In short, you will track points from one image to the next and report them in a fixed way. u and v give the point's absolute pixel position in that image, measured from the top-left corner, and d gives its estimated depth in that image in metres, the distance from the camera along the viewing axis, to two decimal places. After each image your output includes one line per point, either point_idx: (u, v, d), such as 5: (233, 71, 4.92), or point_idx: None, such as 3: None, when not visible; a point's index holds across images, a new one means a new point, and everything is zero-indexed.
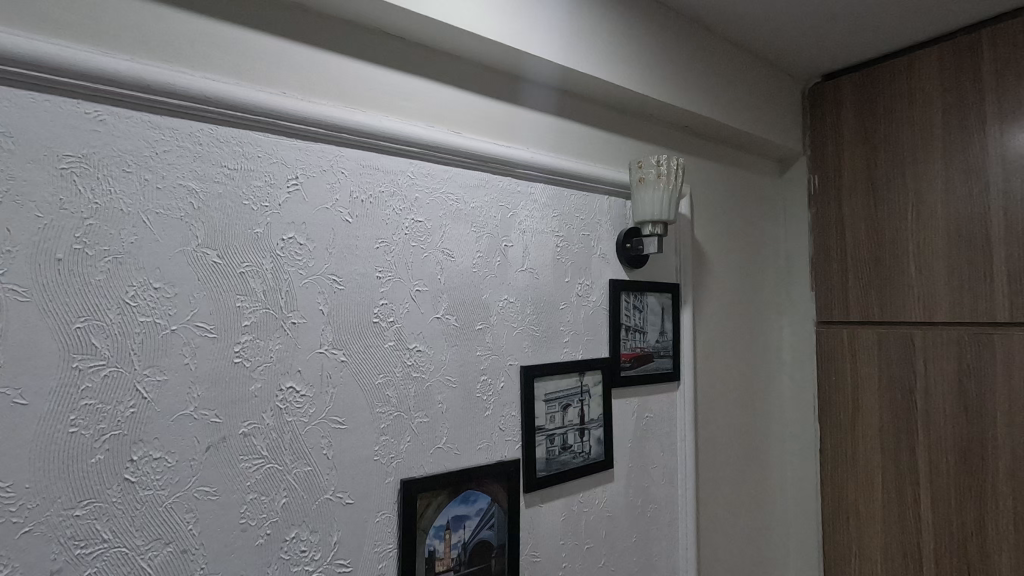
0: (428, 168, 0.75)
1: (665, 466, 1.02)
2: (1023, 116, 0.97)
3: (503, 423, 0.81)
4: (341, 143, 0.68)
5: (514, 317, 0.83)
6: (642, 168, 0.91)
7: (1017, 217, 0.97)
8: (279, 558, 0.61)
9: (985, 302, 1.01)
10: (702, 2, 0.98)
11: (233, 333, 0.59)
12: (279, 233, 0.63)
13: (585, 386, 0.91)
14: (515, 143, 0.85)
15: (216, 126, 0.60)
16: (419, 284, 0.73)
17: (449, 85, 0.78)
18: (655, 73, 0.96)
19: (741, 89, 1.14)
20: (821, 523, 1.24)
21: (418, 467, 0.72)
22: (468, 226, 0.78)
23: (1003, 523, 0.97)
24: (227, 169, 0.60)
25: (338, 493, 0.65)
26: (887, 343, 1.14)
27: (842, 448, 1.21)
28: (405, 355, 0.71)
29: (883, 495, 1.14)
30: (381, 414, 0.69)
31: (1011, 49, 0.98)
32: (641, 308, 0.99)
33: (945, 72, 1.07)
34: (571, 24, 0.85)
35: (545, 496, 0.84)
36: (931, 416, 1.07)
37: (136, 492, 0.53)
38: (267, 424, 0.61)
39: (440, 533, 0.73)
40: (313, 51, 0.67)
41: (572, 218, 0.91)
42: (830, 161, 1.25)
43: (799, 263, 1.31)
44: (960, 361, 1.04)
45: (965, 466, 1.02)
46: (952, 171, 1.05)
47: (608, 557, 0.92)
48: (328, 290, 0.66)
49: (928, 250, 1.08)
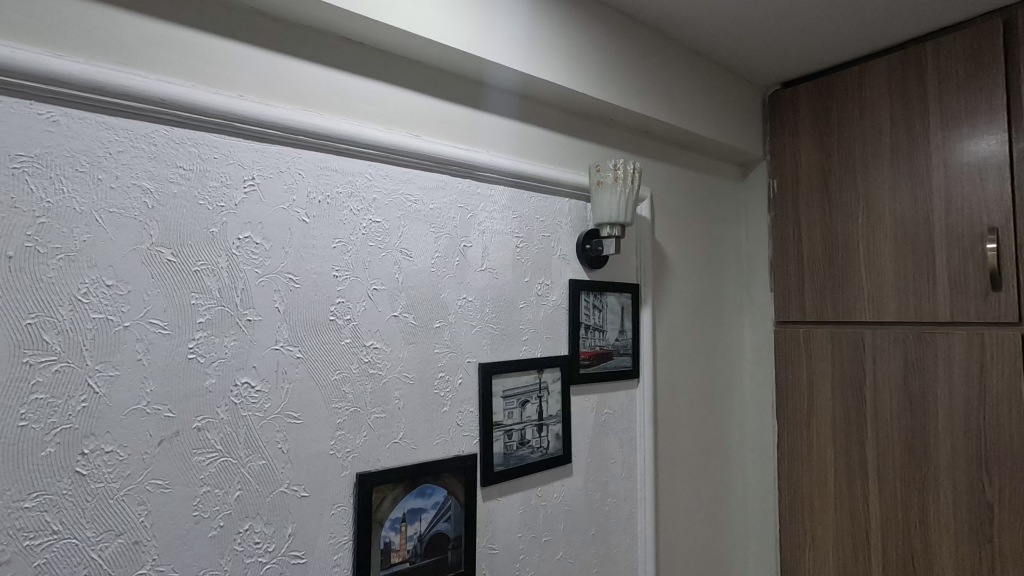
0: (386, 169, 0.77)
1: (623, 461, 1.05)
2: (962, 125, 1.02)
3: (461, 419, 0.83)
4: (299, 145, 0.69)
5: (472, 315, 0.85)
6: (601, 171, 0.93)
7: (958, 221, 1.02)
8: (233, 550, 0.62)
9: (928, 301, 1.05)
10: (660, 11, 1.01)
11: (187, 330, 0.61)
12: (235, 232, 0.64)
13: (544, 383, 0.93)
14: (477, 146, 0.88)
15: (171, 127, 0.61)
16: (377, 283, 0.75)
17: (408, 89, 0.80)
18: (615, 79, 0.99)
19: (701, 96, 1.18)
20: (779, 516, 1.29)
21: (375, 461, 0.74)
22: (426, 227, 0.80)
23: (943, 514, 1.02)
24: (182, 170, 0.61)
25: (294, 486, 0.67)
26: (839, 342, 1.19)
27: (798, 444, 1.25)
28: (362, 352, 0.73)
29: (835, 489, 1.18)
30: (338, 410, 0.71)
31: (952, 61, 1.03)
32: (601, 307, 1.02)
33: (893, 81, 1.11)
34: (531, 31, 0.87)
35: (503, 490, 0.87)
36: (878, 412, 1.12)
37: (87, 485, 0.55)
38: (221, 418, 0.62)
39: (396, 525, 0.75)
40: (272, 56, 0.68)
41: (532, 219, 0.93)
42: (788, 167, 1.29)
43: (759, 264, 1.36)
44: (905, 359, 1.08)
45: (908, 459, 1.07)
46: (899, 176, 1.10)
47: (566, 549, 0.94)
48: (284, 288, 0.67)
49: (878, 252, 1.13)
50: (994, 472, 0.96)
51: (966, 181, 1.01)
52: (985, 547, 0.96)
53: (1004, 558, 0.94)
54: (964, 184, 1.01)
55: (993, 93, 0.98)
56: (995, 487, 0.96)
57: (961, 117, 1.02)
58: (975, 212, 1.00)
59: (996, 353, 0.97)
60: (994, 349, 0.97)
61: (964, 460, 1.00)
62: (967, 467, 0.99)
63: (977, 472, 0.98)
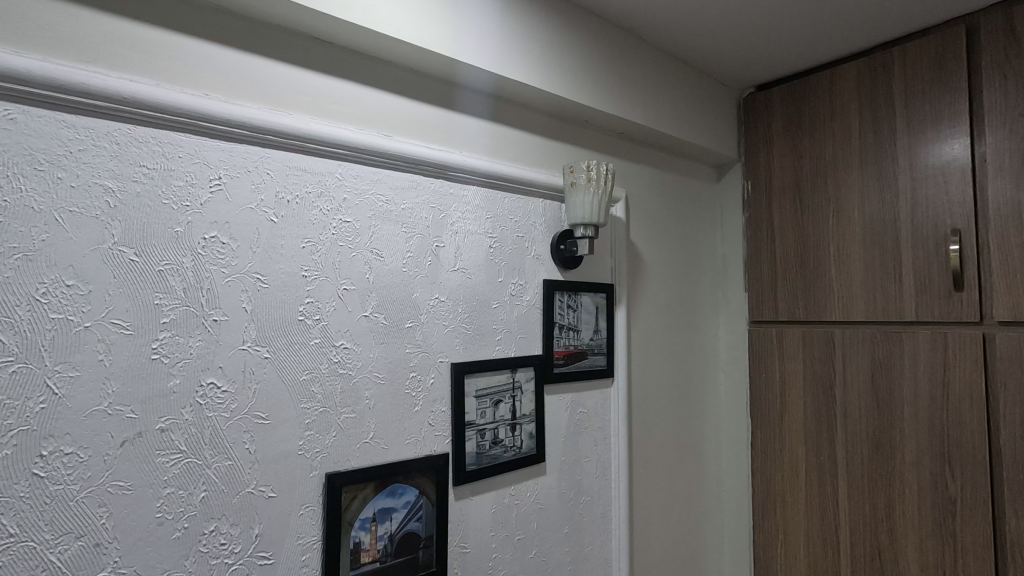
0: (357, 169, 0.76)
1: (598, 460, 1.06)
2: (927, 129, 1.04)
3: (433, 418, 0.83)
4: (268, 144, 0.69)
5: (445, 315, 0.85)
6: (574, 171, 0.94)
7: (923, 222, 1.04)
8: (198, 551, 0.62)
9: (895, 301, 1.07)
10: (633, 14, 1.02)
11: (151, 330, 0.60)
12: (201, 232, 0.64)
13: (517, 382, 0.93)
14: (450, 146, 0.88)
15: (135, 126, 0.60)
16: (347, 282, 0.75)
17: (379, 89, 0.80)
18: (589, 81, 1.00)
19: (675, 98, 1.19)
20: (752, 513, 1.31)
21: (344, 461, 0.74)
22: (398, 226, 0.80)
23: (909, 509, 1.04)
24: (145, 169, 0.61)
25: (261, 486, 0.67)
26: (809, 341, 1.21)
27: (771, 441, 1.27)
28: (331, 352, 0.73)
29: (806, 485, 1.20)
30: (307, 410, 0.71)
31: (917, 67, 1.06)
32: (575, 307, 1.03)
33: (862, 86, 1.14)
34: (503, 33, 0.88)
35: (475, 489, 0.87)
36: (847, 409, 1.14)
37: (45, 487, 0.54)
38: (186, 419, 0.62)
39: (366, 525, 0.75)
40: (239, 55, 0.68)
41: (506, 219, 0.94)
42: (762, 169, 1.31)
43: (733, 264, 1.38)
44: (873, 357, 1.10)
45: (876, 456, 1.09)
46: (867, 178, 1.12)
47: (540, 548, 0.95)
48: (252, 288, 0.67)
49: (847, 253, 1.15)
50: (956, 467, 0.98)
51: (931, 184, 1.03)
52: (948, 541, 0.99)
53: (966, 550, 0.96)
54: (929, 186, 1.03)
55: (956, 97, 1.00)
56: (957, 482, 0.98)
57: (926, 120, 1.04)
58: (939, 214, 1.02)
59: (958, 352, 0.99)
60: (956, 347, 0.99)
61: (928, 456, 1.02)
62: (931, 463, 1.01)
63: (941, 468, 1.00)
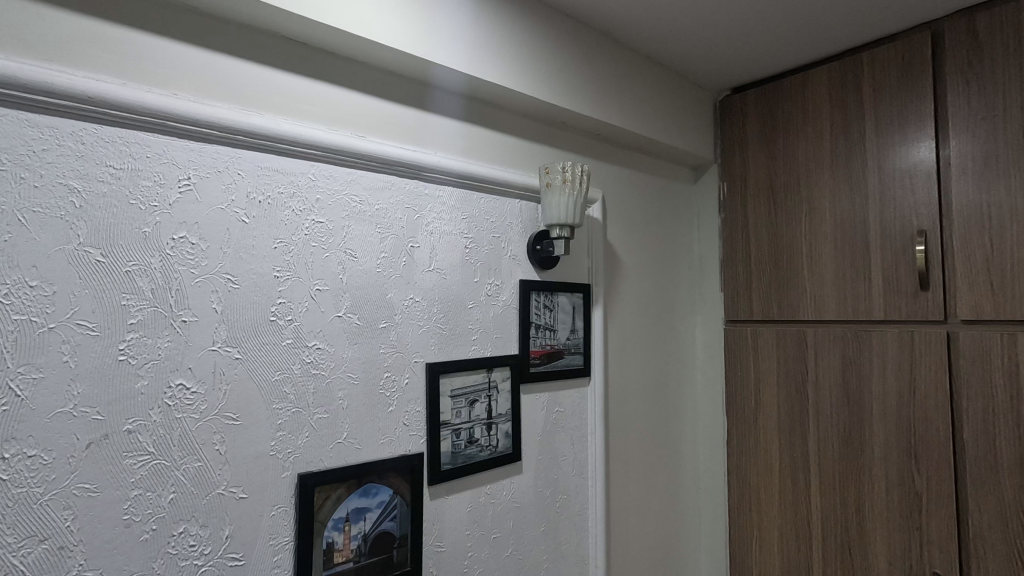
0: (330, 170, 0.76)
1: (574, 458, 1.07)
2: (895, 132, 1.06)
3: (407, 418, 0.83)
4: (238, 144, 0.69)
5: (420, 316, 0.85)
6: (549, 172, 0.95)
7: (891, 223, 1.06)
8: (166, 553, 0.62)
9: (865, 300, 1.10)
10: (608, 17, 1.03)
11: (117, 331, 0.60)
12: (170, 233, 0.64)
13: (493, 381, 0.94)
14: (425, 147, 0.88)
15: (101, 126, 0.60)
16: (320, 283, 0.75)
17: (353, 90, 0.80)
18: (564, 83, 1.01)
19: (651, 100, 1.21)
20: (728, 509, 1.33)
21: (317, 461, 0.74)
22: (372, 227, 0.81)
23: (878, 503, 1.06)
24: (112, 169, 0.60)
25: (231, 487, 0.67)
26: (783, 340, 1.23)
27: (746, 439, 1.29)
28: (304, 352, 0.73)
29: (780, 482, 1.22)
30: (279, 410, 0.71)
31: (884, 72, 1.08)
32: (552, 307, 1.04)
33: (833, 90, 1.16)
34: (478, 35, 0.88)
35: (451, 488, 0.88)
36: (819, 406, 1.16)
37: (7, 490, 0.53)
38: (154, 420, 0.62)
39: (339, 525, 0.75)
40: (209, 54, 0.68)
41: (482, 220, 0.94)
42: (737, 170, 1.33)
43: (710, 264, 1.40)
44: (844, 356, 1.12)
45: (846, 452, 1.11)
46: (838, 180, 1.15)
47: (516, 546, 0.96)
48: (222, 289, 0.67)
49: (819, 253, 1.17)
50: (922, 463, 1.01)
51: (898, 186, 1.06)
52: (915, 534, 1.01)
53: (931, 543, 0.99)
54: (897, 188, 1.06)
55: (922, 101, 1.03)
56: (923, 477, 1.00)
57: (894, 124, 1.07)
58: (906, 216, 1.04)
59: (924, 350, 1.01)
60: (921, 346, 1.02)
61: (896, 452, 1.04)
62: (898, 458, 1.04)
63: (908, 463, 1.03)
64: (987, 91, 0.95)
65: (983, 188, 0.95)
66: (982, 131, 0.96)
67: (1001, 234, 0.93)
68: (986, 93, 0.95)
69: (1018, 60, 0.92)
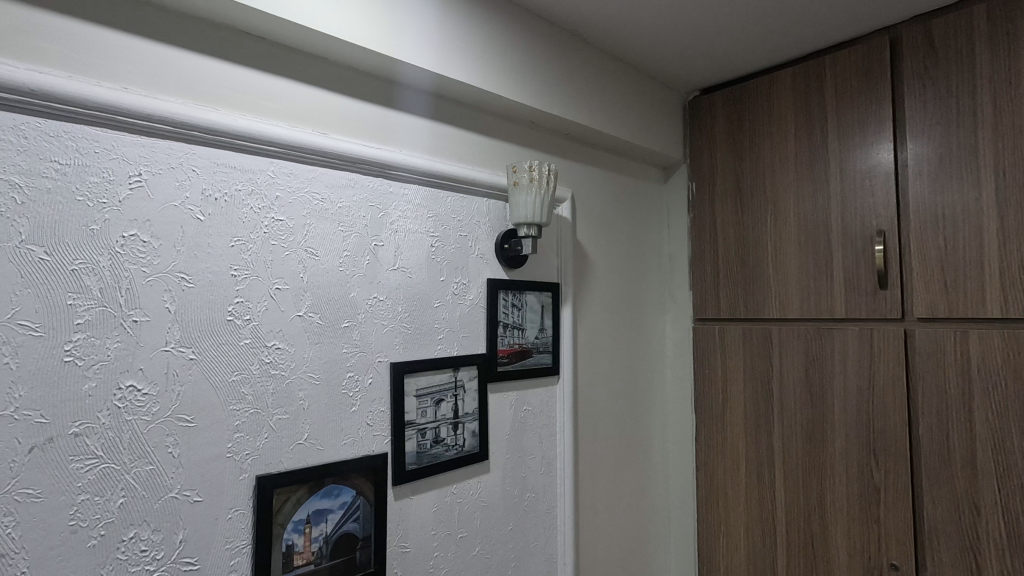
0: (290, 167, 0.75)
1: (543, 457, 1.07)
2: (855, 134, 1.09)
3: (371, 419, 0.82)
4: (193, 140, 0.67)
5: (384, 315, 0.85)
6: (516, 171, 0.95)
7: (852, 222, 1.09)
8: (115, 558, 0.60)
9: (827, 299, 1.12)
10: (577, 16, 1.03)
11: (63, 332, 0.58)
12: (119, 230, 0.62)
13: (460, 381, 0.94)
14: (390, 145, 0.87)
15: (45, 120, 0.58)
16: (280, 282, 0.74)
17: (314, 86, 0.79)
18: (531, 82, 1.01)
19: (620, 100, 1.21)
20: (697, 505, 1.34)
21: (277, 462, 0.72)
22: (334, 225, 0.79)
23: (839, 497, 1.09)
24: (57, 164, 0.58)
25: (185, 491, 0.65)
26: (749, 337, 1.25)
27: (715, 436, 1.30)
28: (262, 352, 0.72)
29: (746, 478, 1.24)
30: (237, 412, 0.69)
31: (845, 76, 1.10)
32: (520, 306, 1.04)
33: (797, 92, 1.18)
34: (443, 32, 0.88)
35: (416, 488, 0.87)
36: (783, 403, 1.18)
37: None
38: (102, 423, 0.60)
39: (300, 527, 0.74)
40: (162, 48, 0.66)
41: (448, 218, 0.94)
42: (705, 170, 1.35)
43: (679, 264, 1.42)
44: (807, 353, 1.15)
45: (809, 447, 1.13)
46: (802, 181, 1.17)
47: (483, 545, 0.96)
48: (176, 288, 0.65)
49: (783, 253, 1.19)
50: (881, 457, 1.03)
51: (859, 187, 1.08)
52: (873, 527, 1.03)
53: (889, 536, 1.01)
54: (858, 189, 1.08)
55: (881, 104, 1.05)
56: (882, 471, 1.03)
57: (855, 126, 1.09)
58: (867, 215, 1.07)
59: (882, 347, 1.04)
60: (880, 343, 1.04)
61: (857, 446, 1.06)
62: (858, 453, 1.06)
63: (867, 458, 1.05)
64: (942, 95, 0.98)
65: (938, 189, 0.98)
66: (937, 134, 0.98)
67: (953, 234, 0.96)
68: (942, 96, 0.98)
69: (970, 66, 0.94)
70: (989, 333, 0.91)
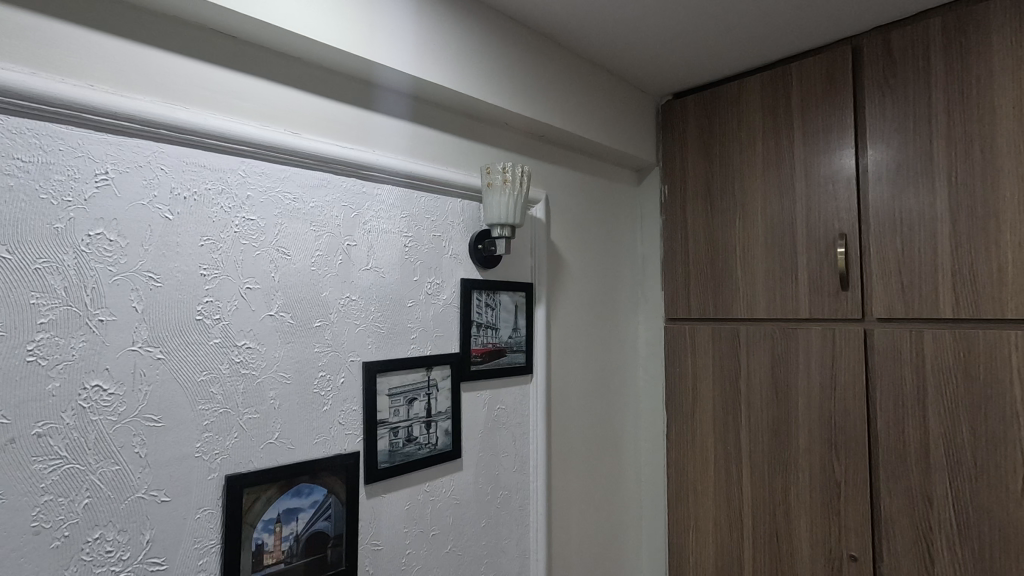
0: (262, 166, 0.75)
1: (516, 455, 1.08)
2: (819, 140, 1.12)
3: (343, 418, 0.83)
4: (161, 139, 0.67)
5: (356, 315, 0.85)
6: (490, 172, 0.95)
7: (816, 225, 1.12)
8: (80, 559, 0.60)
9: (792, 300, 1.15)
10: (550, 20, 1.05)
11: (25, 332, 0.58)
12: (85, 229, 0.61)
13: (433, 380, 0.94)
14: (364, 145, 0.88)
15: (7, 117, 0.57)
16: (251, 281, 0.74)
17: (287, 86, 0.79)
18: (506, 83, 1.02)
19: (594, 103, 1.23)
20: (667, 500, 1.37)
21: (247, 462, 0.72)
22: (306, 224, 0.80)
23: (802, 491, 1.12)
24: (20, 162, 0.58)
25: (152, 491, 0.65)
26: (718, 336, 1.28)
27: (684, 432, 1.33)
28: (232, 352, 0.72)
29: (714, 473, 1.27)
30: (205, 412, 0.69)
31: (810, 83, 1.14)
32: (493, 306, 1.05)
33: (765, 98, 1.21)
34: (417, 33, 0.88)
35: (388, 487, 0.88)
36: (750, 400, 1.21)
37: None
38: (66, 423, 0.59)
39: (270, 526, 0.74)
40: (129, 44, 0.66)
41: (422, 218, 0.94)
42: (677, 172, 1.38)
43: (651, 264, 1.44)
44: (772, 352, 1.18)
45: (775, 443, 1.17)
46: (769, 184, 1.20)
47: (455, 543, 0.97)
48: (143, 287, 0.65)
49: (751, 254, 1.22)
50: (842, 452, 1.07)
51: (822, 191, 1.12)
52: (834, 519, 1.07)
53: (849, 528, 1.05)
54: (822, 193, 1.12)
55: (844, 111, 1.09)
56: (842, 466, 1.07)
57: (820, 132, 1.12)
58: (829, 218, 1.10)
59: (844, 346, 1.07)
60: (842, 342, 1.08)
61: (818, 442, 1.10)
62: (821, 449, 1.10)
63: (829, 453, 1.08)
64: (901, 103, 1.02)
65: (896, 195, 1.02)
66: (895, 141, 1.02)
67: (909, 237, 1.00)
68: (900, 104, 1.02)
69: (926, 77, 0.99)
70: (941, 334, 0.96)
